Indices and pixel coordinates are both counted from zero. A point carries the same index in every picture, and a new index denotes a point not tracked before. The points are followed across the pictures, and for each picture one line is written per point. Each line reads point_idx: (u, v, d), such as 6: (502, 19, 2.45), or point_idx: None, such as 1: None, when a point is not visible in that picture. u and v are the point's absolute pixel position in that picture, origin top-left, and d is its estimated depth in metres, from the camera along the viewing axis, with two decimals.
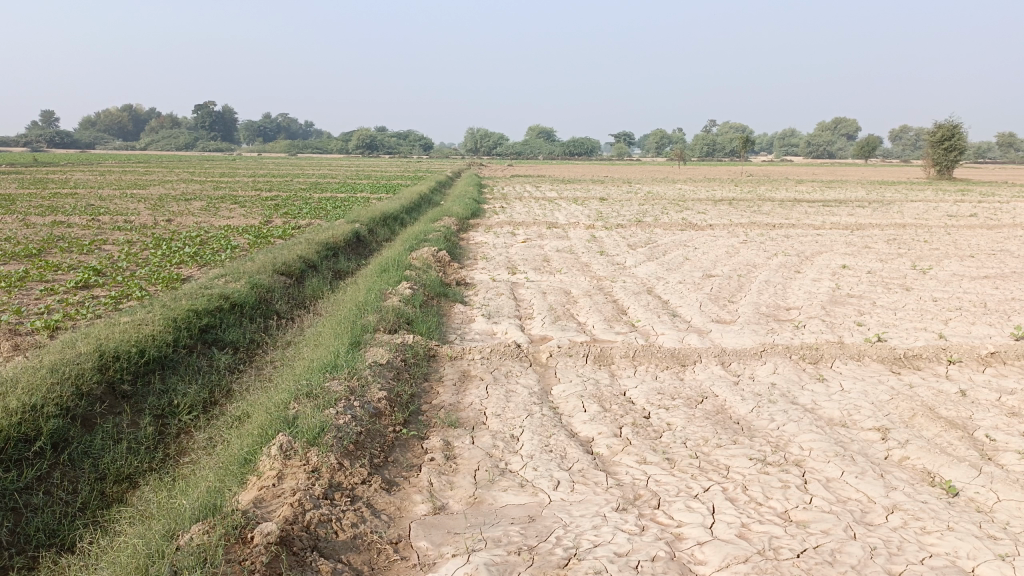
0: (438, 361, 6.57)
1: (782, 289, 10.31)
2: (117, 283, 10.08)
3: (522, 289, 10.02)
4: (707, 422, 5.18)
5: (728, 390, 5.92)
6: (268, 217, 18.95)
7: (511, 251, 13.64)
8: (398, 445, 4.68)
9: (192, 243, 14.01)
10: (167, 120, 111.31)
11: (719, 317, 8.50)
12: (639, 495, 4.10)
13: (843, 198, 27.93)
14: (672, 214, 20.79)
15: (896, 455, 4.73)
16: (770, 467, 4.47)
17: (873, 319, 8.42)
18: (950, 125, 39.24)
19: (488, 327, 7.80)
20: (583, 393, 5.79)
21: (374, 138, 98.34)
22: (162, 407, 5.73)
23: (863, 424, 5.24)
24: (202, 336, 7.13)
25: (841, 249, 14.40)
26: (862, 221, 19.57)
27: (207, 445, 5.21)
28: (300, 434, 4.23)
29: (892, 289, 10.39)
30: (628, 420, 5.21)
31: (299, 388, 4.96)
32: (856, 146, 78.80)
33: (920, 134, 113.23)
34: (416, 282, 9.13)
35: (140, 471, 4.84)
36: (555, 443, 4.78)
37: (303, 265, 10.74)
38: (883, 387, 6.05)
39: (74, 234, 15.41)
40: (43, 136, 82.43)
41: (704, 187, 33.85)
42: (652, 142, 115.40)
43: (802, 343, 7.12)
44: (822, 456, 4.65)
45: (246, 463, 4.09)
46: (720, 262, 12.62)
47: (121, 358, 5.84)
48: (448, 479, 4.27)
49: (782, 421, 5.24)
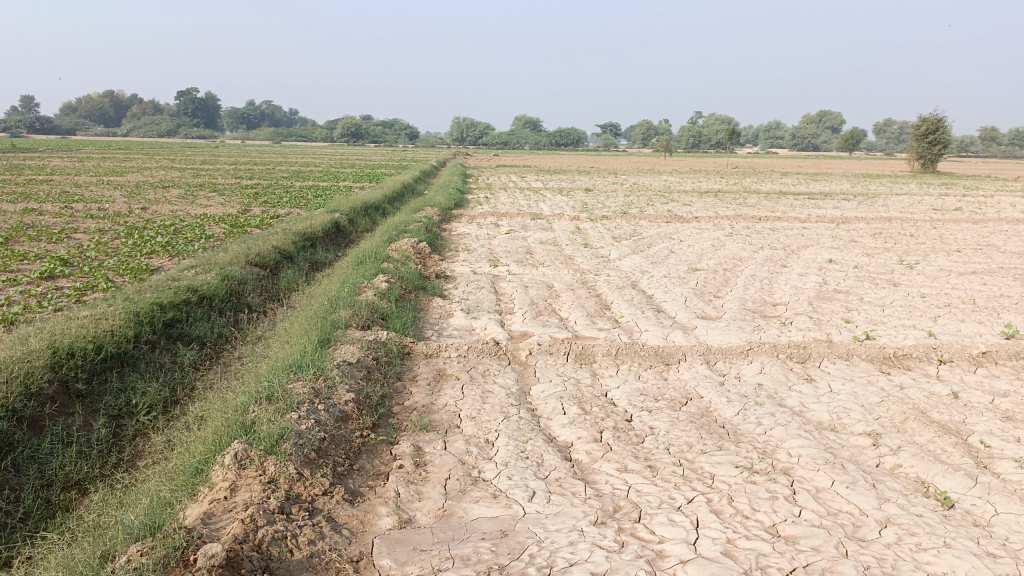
0: (412, 360, 6.30)
1: (768, 284, 10.11)
2: (83, 274, 9.71)
3: (503, 282, 9.75)
4: (692, 426, 4.94)
5: (713, 391, 5.69)
6: (247, 206, 18.56)
7: (494, 243, 13.36)
8: (364, 452, 4.41)
9: (166, 232, 13.61)
10: (149, 106, 109.92)
11: (705, 313, 8.27)
12: (619, 507, 3.86)
13: (830, 190, 27.84)
14: (658, 206, 20.55)
15: (888, 462, 4.52)
16: (757, 476, 4.24)
17: (860, 316, 8.22)
18: (934, 119, 39.17)
19: (467, 322, 7.54)
20: (562, 394, 5.54)
21: (359, 126, 97.46)
22: (119, 407, 5.43)
23: (854, 428, 5.02)
24: (167, 331, 6.81)
25: (828, 242, 14.23)
26: (848, 214, 19.43)
27: (164, 449, 4.93)
28: (257, 441, 3.96)
29: (879, 284, 10.22)
30: (609, 424, 4.96)
31: (260, 391, 4.68)
32: (842, 139, 78.86)
33: (903, 127, 113.93)
34: (393, 275, 8.84)
35: (90, 477, 4.55)
36: (531, 448, 4.53)
37: (278, 256, 10.41)
38: (873, 389, 5.84)
39: (45, 221, 14.95)
40: (23, 121, 81.04)
41: (691, 178, 33.61)
42: (638, 133, 115.18)
43: (790, 341, 6.90)
44: (811, 464, 4.44)
45: (198, 473, 3.81)
46: (705, 255, 12.41)
47: (76, 355, 5.52)
48: (416, 489, 4.01)
49: (769, 425, 5.01)
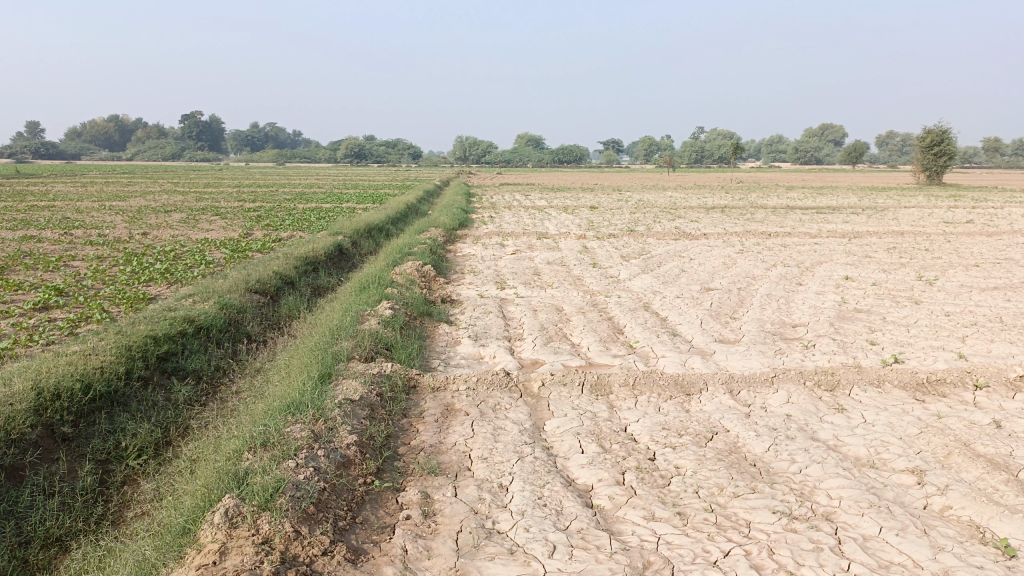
0: (418, 394, 5.95)
1: (786, 304, 9.75)
2: (78, 304, 9.41)
3: (511, 306, 9.42)
4: (721, 465, 4.58)
5: (740, 424, 5.33)
6: (249, 229, 18.32)
7: (500, 264, 13.04)
8: (368, 502, 4.06)
9: (166, 258, 13.34)
10: (153, 130, 110.37)
11: (723, 336, 7.92)
12: (648, 562, 3.50)
13: (837, 204, 27.50)
14: (665, 223, 20.23)
15: (937, 504, 4.16)
16: (798, 523, 3.89)
17: (886, 338, 7.85)
18: (940, 131, 38.84)
19: (475, 351, 7.20)
20: (579, 430, 5.19)
21: (361, 147, 97.80)
22: (107, 451, 5.11)
23: (894, 465, 4.67)
24: (161, 365, 6.50)
25: (842, 258, 13.87)
26: (859, 228, 19.08)
27: (153, 498, 4.60)
28: (249, 496, 3.62)
29: (900, 302, 9.86)
30: (632, 464, 4.61)
31: (254, 436, 4.34)
32: (845, 152, 78.77)
33: (905, 140, 114.00)
34: (397, 301, 8.52)
35: (72, 532, 4.22)
36: (549, 494, 4.18)
37: (279, 281, 10.10)
38: (910, 419, 5.48)
39: (43, 249, 14.68)
40: (27, 147, 81.32)
41: (696, 194, 33.37)
42: (639, 149, 115.15)
43: (816, 367, 6.54)
44: (854, 508, 4.08)
45: (184, 534, 3.48)
46: (718, 274, 12.07)
47: (62, 396, 5.19)
48: (426, 544, 3.66)
49: (804, 463, 4.66)
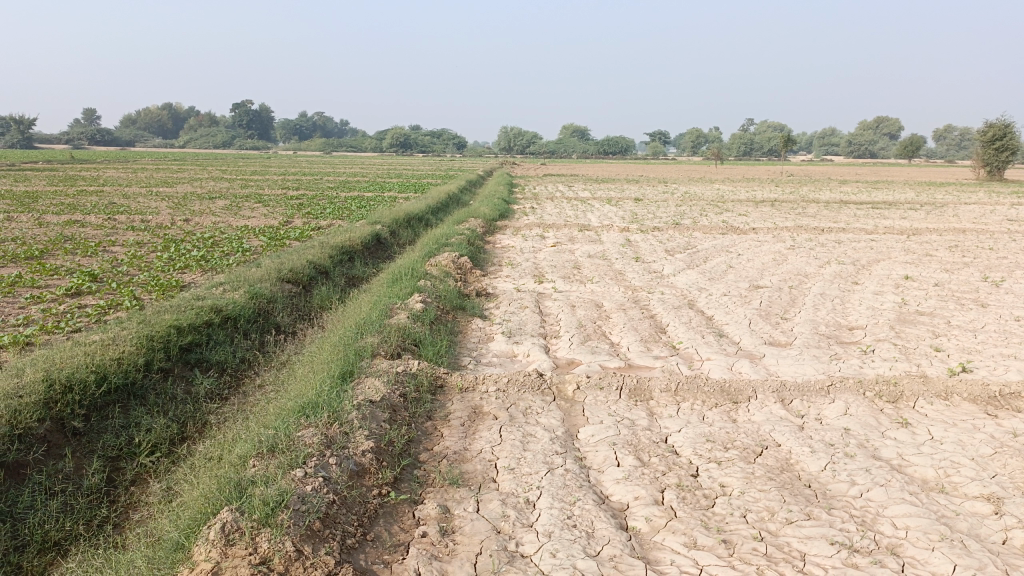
0: (445, 395, 5.62)
1: (841, 304, 9.19)
2: (111, 291, 9.31)
3: (548, 301, 9.03)
4: (773, 485, 4.16)
5: (793, 438, 4.87)
6: (290, 218, 18.20)
7: (540, 257, 12.65)
8: (382, 515, 3.74)
9: (203, 245, 13.25)
10: (204, 117, 112.10)
11: (772, 338, 7.41)
12: None
13: (893, 199, 26.49)
14: (713, 216, 19.55)
15: (1018, 538, 3.68)
16: (860, 558, 3.45)
17: (951, 344, 7.27)
18: (1002, 124, 37.19)
19: (507, 348, 6.84)
20: (615, 440, 4.80)
21: (407, 137, 98.18)
22: (119, 447, 4.88)
23: (967, 491, 4.19)
24: (183, 356, 6.28)
25: (900, 256, 13.16)
26: (918, 225, 18.19)
27: (161, 499, 4.34)
28: (250, 509, 3.31)
29: (966, 305, 9.21)
30: (672, 481, 4.21)
31: (263, 441, 4.05)
32: (901, 144, 76.46)
33: (963, 135, 110.44)
34: (430, 293, 8.20)
35: (72, 536, 3.98)
36: (580, 514, 3.80)
37: (313, 271, 9.87)
38: (982, 437, 4.96)
39: (85, 234, 14.71)
40: (84, 133, 83.52)
41: (744, 187, 32.54)
42: (687, 141, 113.37)
43: (877, 376, 6.02)
44: (922, 541, 3.62)
45: (178, 550, 3.19)
46: (767, 270, 11.50)
47: (75, 389, 4.95)
48: (441, 568, 3.32)
49: (865, 486, 4.20)
